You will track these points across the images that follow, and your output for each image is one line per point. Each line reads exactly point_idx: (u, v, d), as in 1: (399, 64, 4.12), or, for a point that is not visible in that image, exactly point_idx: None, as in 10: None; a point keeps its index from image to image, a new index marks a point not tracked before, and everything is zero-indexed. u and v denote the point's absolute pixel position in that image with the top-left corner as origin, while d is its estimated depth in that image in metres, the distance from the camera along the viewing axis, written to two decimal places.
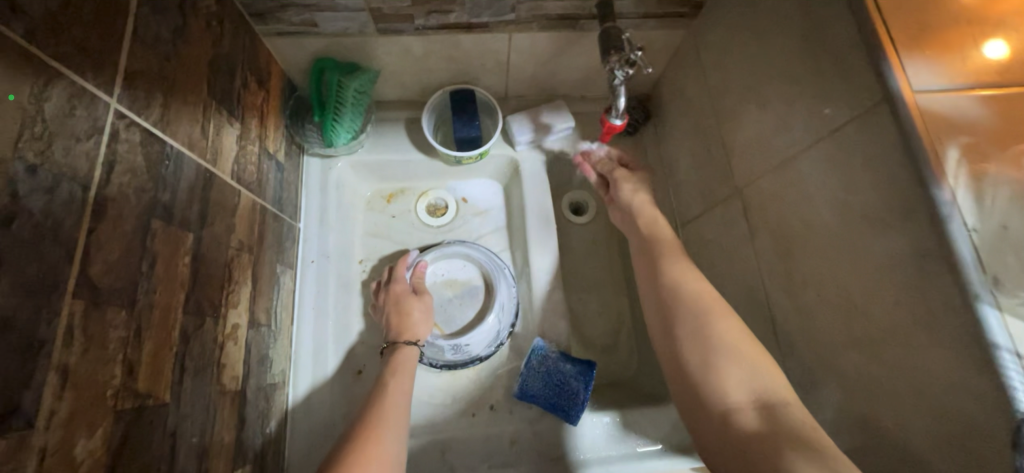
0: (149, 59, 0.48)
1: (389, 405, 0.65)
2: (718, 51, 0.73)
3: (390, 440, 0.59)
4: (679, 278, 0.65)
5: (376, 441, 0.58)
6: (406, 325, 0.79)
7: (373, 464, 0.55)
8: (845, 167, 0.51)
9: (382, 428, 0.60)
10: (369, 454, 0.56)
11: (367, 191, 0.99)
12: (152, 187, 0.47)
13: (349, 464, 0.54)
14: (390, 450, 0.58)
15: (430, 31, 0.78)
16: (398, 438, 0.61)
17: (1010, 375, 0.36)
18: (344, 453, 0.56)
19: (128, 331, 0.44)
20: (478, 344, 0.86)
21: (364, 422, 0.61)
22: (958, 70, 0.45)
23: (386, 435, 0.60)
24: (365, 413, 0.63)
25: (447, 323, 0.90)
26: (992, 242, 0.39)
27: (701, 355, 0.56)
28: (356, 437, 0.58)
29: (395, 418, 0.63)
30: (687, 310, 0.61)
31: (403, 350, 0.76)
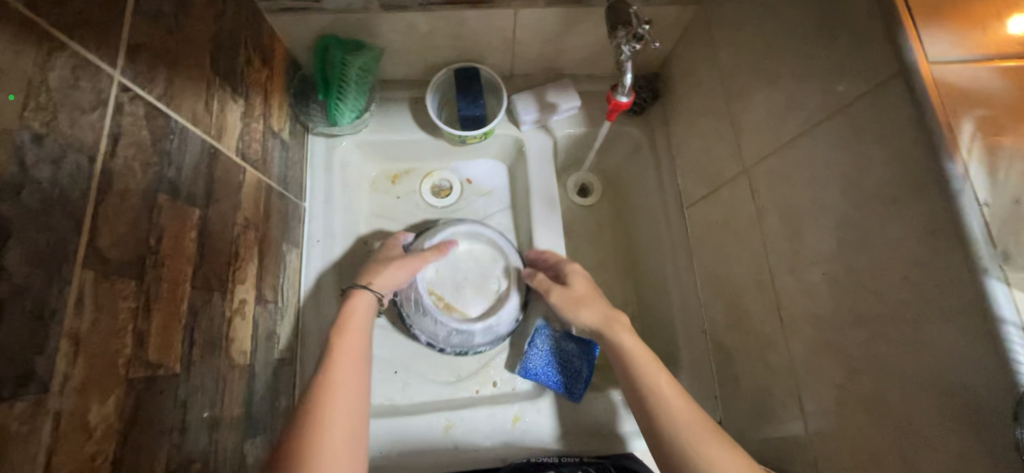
0: (151, 32, 0.48)
1: (339, 375, 0.59)
2: (730, 26, 0.71)
3: (342, 421, 0.55)
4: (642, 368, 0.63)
5: (328, 423, 0.54)
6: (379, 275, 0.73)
7: (328, 450, 0.53)
8: (857, 142, 0.49)
9: (333, 408, 0.55)
10: (323, 439, 0.53)
11: (373, 171, 0.99)
12: (157, 161, 0.48)
13: (302, 454, 0.52)
14: (345, 434, 0.55)
15: (435, 7, 0.77)
16: (354, 416, 0.56)
17: (1016, 349, 0.36)
18: (296, 440, 0.53)
19: (138, 303, 0.44)
20: (506, 321, 0.83)
21: (313, 396, 0.56)
22: (978, 41, 0.43)
23: (338, 416, 0.55)
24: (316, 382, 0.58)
25: (466, 306, 0.85)
26: (1004, 217, 0.38)
27: (642, 408, 0.61)
28: (307, 417, 0.54)
29: (347, 391, 0.58)
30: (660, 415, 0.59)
31: (353, 305, 0.67)
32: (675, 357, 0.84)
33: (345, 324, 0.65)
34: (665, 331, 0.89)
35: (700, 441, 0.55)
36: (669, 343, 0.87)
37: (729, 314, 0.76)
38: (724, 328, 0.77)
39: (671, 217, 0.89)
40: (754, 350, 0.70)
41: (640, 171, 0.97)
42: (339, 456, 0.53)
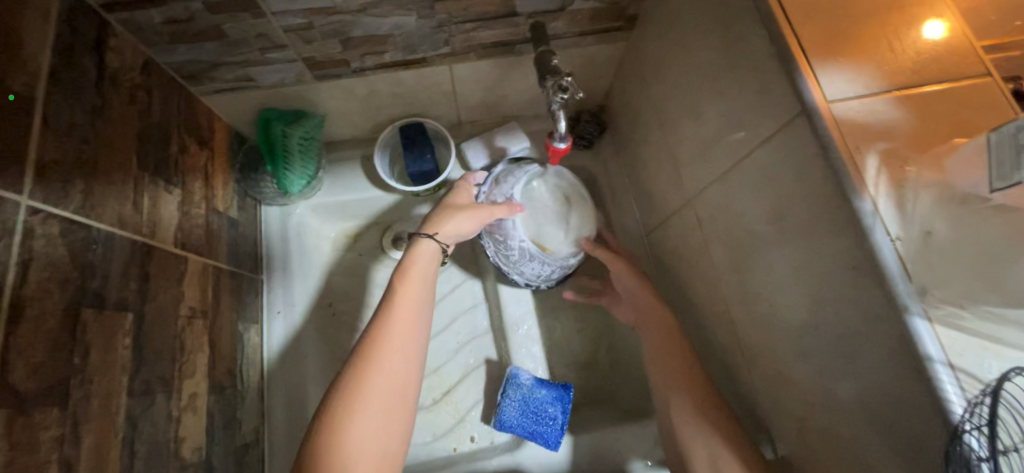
0: (64, 147, 0.48)
1: (391, 323, 0.65)
2: (656, 62, 0.72)
3: (392, 364, 0.62)
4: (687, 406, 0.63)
5: (378, 366, 0.61)
6: (444, 222, 0.76)
7: (374, 394, 0.59)
8: (777, 179, 0.50)
9: (382, 353, 0.62)
10: (370, 384, 0.59)
11: (332, 231, 0.97)
12: (79, 277, 0.47)
13: (351, 395, 0.58)
14: (391, 376, 0.61)
15: (369, 72, 0.77)
16: (399, 359, 0.62)
17: (946, 388, 0.36)
18: (345, 383, 0.60)
19: (63, 429, 0.43)
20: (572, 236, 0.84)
21: (367, 342, 0.63)
22: (873, 74, 0.44)
23: (388, 361, 0.62)
24: (371, 328, 0.65)
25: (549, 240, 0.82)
26: (914, 251, 0.39)
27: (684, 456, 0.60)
28: (359, 361, 0.61)
29: (399, 336, 0.64)
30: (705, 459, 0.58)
31: (413, 258, 0.73)
32: (650, 389, 0.83)
33: (417, 277, 0.71)
34: (639, 362, 0.87)
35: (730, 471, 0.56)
36: (643, 375, 0.85)
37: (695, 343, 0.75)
38: None
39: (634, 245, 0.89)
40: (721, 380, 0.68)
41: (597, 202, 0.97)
42: (384, 398, 0.59)
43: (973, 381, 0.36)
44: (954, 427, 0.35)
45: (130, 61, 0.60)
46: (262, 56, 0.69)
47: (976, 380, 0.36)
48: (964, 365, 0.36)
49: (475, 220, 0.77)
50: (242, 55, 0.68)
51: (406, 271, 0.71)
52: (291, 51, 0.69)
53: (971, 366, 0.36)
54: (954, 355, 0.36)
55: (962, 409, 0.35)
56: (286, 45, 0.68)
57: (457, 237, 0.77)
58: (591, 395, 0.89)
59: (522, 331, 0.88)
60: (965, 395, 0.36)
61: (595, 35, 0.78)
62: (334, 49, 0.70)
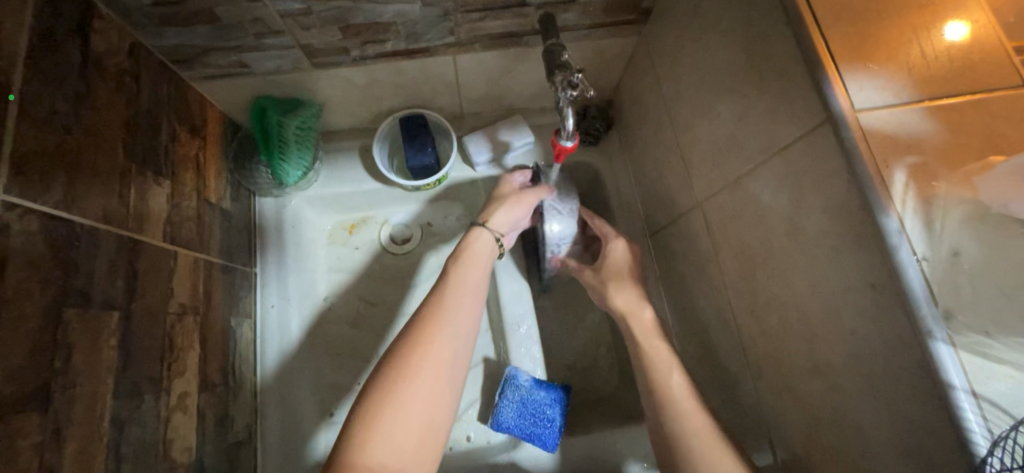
0: (43, 137, 0.45)
1: (449, 297, 0.62)
2: (670, 60, 0.69)
3: (447, 336, 0.58)
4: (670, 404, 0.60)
5: (434, 337, 0.57)
6: (494, 211, 0.74)
7: (426, 364, 0.55)
8: (796, 189, 0.48)
9: (439, 323, 0.59)
10: (423, 354, 0.55)
11: (328, 223, 0.95)
12: (60, 276, 0.45)
13: (403, 363, 0.54)
14: (444, 347, 0.57)
15: (369, 61, 0.74)
16: (455, 333, 0.59)
17: (967, 418, 0.35)
18: (398, 351, 0.56)
19: (44, 436, 0.42)
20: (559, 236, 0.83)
21: (423, 315, 0.60)
22: (904, 83, 0.42)
23: (442, 333, 0.58)
24: (430, 303, 0.62)
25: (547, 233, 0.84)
26: (941, 272, 0.37)
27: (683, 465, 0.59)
28: (414, 331, 0.58)
29: (456, 310, 0.61)
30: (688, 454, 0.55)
31: (472, 244, 0.71)
32: None
33: (474, 260, 0.69)
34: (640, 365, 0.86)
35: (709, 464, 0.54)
36: None
37: (697, 349, 0.73)
38: (694, 361, 0.74)
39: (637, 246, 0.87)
40: (723, 389, 0.67)
41: (601, 201, 0.94)
42: (437, 369, 0.55)
43: (997, 411, 0.34)
44: (977, 462, 0.34)
45: (116, 44, 0.57)
46: (257, 42, 0.66)
47: (1003, 412, 0.34)
48: (988, 394, 0.35)
49: (523, 205, 0.75)
50: (235, 40, 0.65)
51: (467, 253, 0.69)
52: (288, 37, 0.66)
53: (996, 395, 0.35)
54: (978, 382, 0.35)
55: (986, 442, 0.34)
56: (283, 31, 0.64)
57: (508, 227, 0.75)
58: (590, 396, 0.87)
59: (522, 331, 0.85)
60: (987, 426, 0.34)
61: (606, 28, 0.74)
62: (333, 36, 0.67)
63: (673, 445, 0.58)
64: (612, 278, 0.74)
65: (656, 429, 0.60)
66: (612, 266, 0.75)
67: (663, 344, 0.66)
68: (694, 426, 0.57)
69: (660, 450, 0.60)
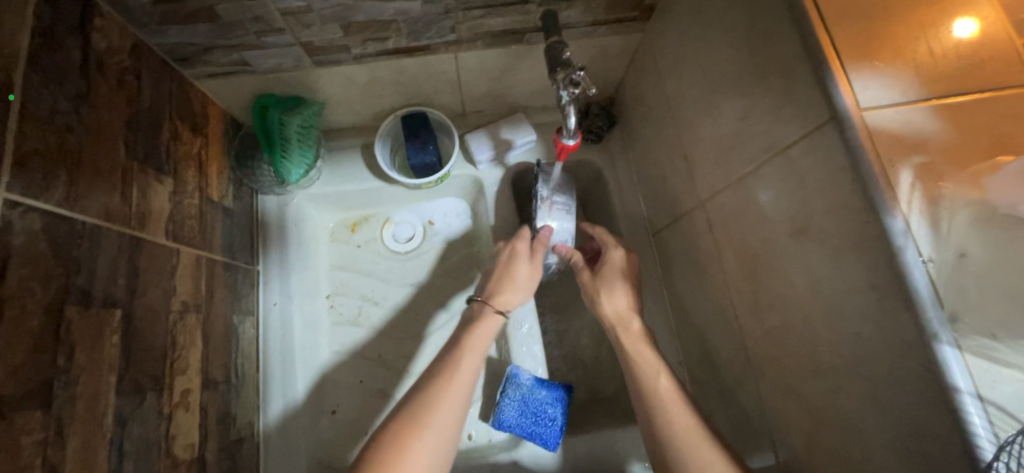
0: (44, 136, 0.45)
1: (456, 360, 0.65)
2: (673, 57, 0.69)
3: (454, 405, 0.61)
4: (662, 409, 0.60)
5: (442, 402, 0.60)
6: (501, 292, 0.74)
7: (433, 427, 0.58)
8: (799, 188, 0.48)
9: (445, 391, 0.62)
10: (432, 419, 0.59)
11: (330, 221, 0.95)
12: (62, 274, 0.45)
13: (413, 423, 0.58)
14: (450, 415, 0.60)
15: (370, 58, 0.74)
16: (460, 403, 0.62)
17: (972, 421, 0.34)
18: (407, 410, 0.59)
19: (47, 432, 0.42)
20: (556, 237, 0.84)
21: (432, 378, 0.63)
22: (911, 81, 0.41)
23: (448, 397, 0.61)
24: (438, 366, 0.65)
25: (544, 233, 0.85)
26: (947, 273, 0.37)
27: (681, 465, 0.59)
28: (425, 394, 0.61)
29: (463, 376, 0.64)
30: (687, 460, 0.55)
31: (478, 327, 0.70)
32: None
33: (482, 330, 0.70)
34: None
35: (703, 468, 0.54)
36: None
37: (698, 349, 0.73)
38: (697, 361, 0.74)
39: (639, 246, 0.86)
40: (725, 389, 0.67)
41: (603, 199, 0.94)
42: (442, 435, 0.59)
43: (1003, 415, 0.34)
44: (981, 467, 0.34)
45: (118, 42, 0.57)
46: (258, 39, 0.66)
47: (1010, 416, 0.34)
48: (994, 398, 0.34)
49: (527, 291, 0.75)
50: (236, 38, 0.65)
51: (469, 340, 0.68)
52: (289, 35, 0.66)
53: (1003, 399, 0.34)
54: (984, 386, 0.35)
55: (991, 446, 0.34)
56: (284, 29, 0.64)
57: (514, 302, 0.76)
58: (591, 396, 0.87)
59: (523, 330, 0.85)
60: (992, 430, 0.34)
61: (609, 25, 0.74)
62: (334, 34, 0.67)
63: (662, 441, 0.58)
64: (608, 279, 0.74)
65: (645, 424, 0.61)
66: (609, 270, 0.75)
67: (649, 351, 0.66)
68: (690, 432, 0.57)
69: (650, 450, 0.60)
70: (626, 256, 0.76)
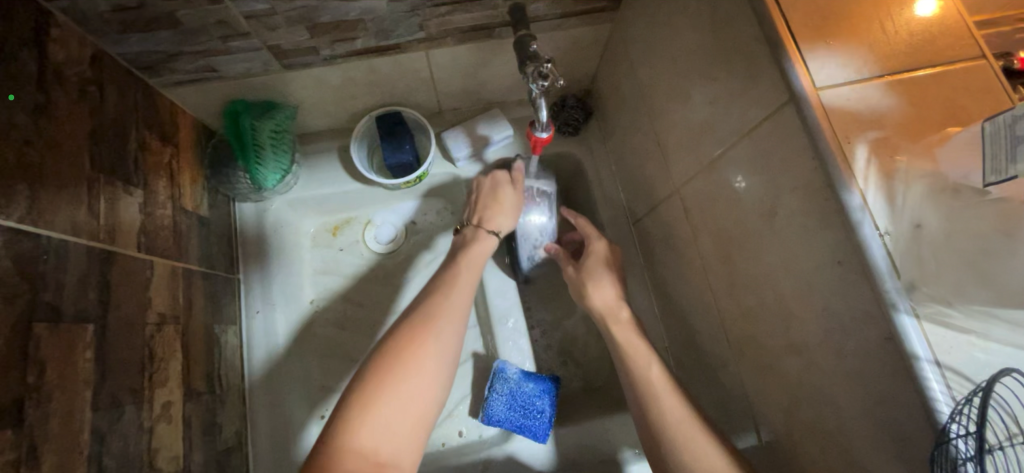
0: (1, 150, 0.44)
1: (443, 297, 0.62)
2: (642, 46, 0.69)
3: (441, 339, 0.57)
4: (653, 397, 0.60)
5: (428, 337, 0.56)
6: (492, 213, 0.75)
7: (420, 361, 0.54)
8: (764, 169, 0.48)
9: (434, 323, 0.58)
10: (419, 353, 0.55)
11: (312, 226, 0.93)
12: (27, 291, 0.44)
13: (397, 359, 0.54)
14: (438, 353, 0.56)
15: (340, 59, 0.73)
16: (448, 335, 0.58)
17: (931, 387, 0.35)
18: (389, 348, 0.55)
19: (19, 452, 0.42)
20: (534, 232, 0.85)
21: (415, 316, 0.59)
22: (865, 59, 0.42)
23: (436, 329, 0.57)
24: (422, 305, 0.61)
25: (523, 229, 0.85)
26: (904, 245, 0.38)
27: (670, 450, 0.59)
28: (407, 333, 0.56)
29: (451, 310, 0.60)
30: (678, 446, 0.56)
31: (473, 250, 0.71)
32: None
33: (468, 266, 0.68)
34: None
35: (694, 451, 0.55)
36: None
37: (682, 334, 0.74)
38: (681, 346, 0.75)
39: (621, 235, 0.86)
40: (709, 372, 0.67)
41: (585, 190, 0.94)
42: (430, 366, 0.55)
43: (960, 379, 0.35)
44: (940, 430, 0.35)
45: (77, 53, 0.56)
46: (223, 45, 0.65)
47: (965, 379, 0.35)
48: (951, 362, 0.35)
49: (514, 212, 0.77)
50: (201, 45, 0.64)
51: (467, 258, 0.69)
52: (255, 39, 0.65)
53: (959, 363, 0.35)
54: (942, 352, 0.36)
55: (949, 409, 0.35)
56: (249, 33, 0.64)
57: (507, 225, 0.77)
58: (581, 386, 0.88)
59: (509, 325, 0.86)
60: (950, 394, 0.35)
61: (578, 16, 0.74)
62: (301, 36, 0.66)
63: (655, 427, 0.59)
64: (592, 270, 0.74)
65: (638, 414, 0.62)
66: (593, 262, 0.75)
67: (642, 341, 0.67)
68: (682, 418, 0.58)
69: (643, 437, 0.61)
70: (609, 249, 0.77)
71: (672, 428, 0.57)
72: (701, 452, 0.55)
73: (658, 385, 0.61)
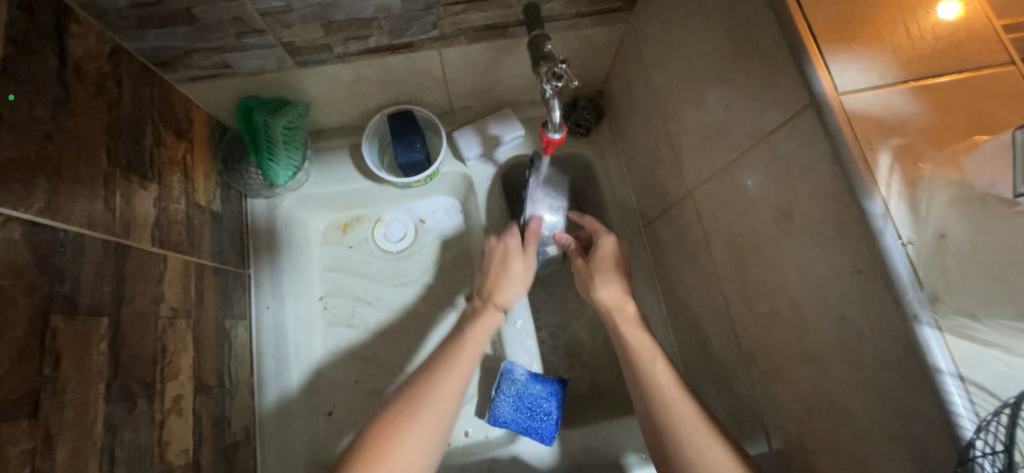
0: (22, 144, 0.45)
1: (441, 366, 0.61)
2: (657, 47, 0.68)
3: (434, 428, 0.56)
4: (657, 396, 0.60)
5: (420, 417, 0.56)
6: (499, 286, 0.71)
7: (407, 445, 0.54)
8: (781, 174, 0.48)
9: (428, 405, 0.57)
10: (407, 439, 0.54)
11: (321, 223, 0.94)
12: (45, 283, 0.45)
13: (387, 439, 0.54)
14: (445, 405, 0.58)
15: (353, 57, 0.74)
16: (458, 384, 0.60)
17: (954, 401, 0.34)
18: (382, 425, 0.55)
19: (35, 442, 0.42)
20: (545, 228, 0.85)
21: (409, 393, 0.58)
22: (889, 64, 0.41)
23: (429, 420, 0.56)
24: (416, 382, 0.60)
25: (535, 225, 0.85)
26: (927, 254, 0.37)
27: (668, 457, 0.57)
28: (399, 411, 0.56)
29: (448, 381, 0.60)
30: (683, 445, 0.55)
31: (480, 323, 0.68)
32: None
33: (472, 343, 0.65)
34: None
35: (699, 452, 0.54)
36: None
37: (692, 339, 0.73)
38: (691, 350, 0.74)
39: (631, 237, 0.86)
40: (719, 378, 0.67)
41: (594, 192, 0.94)
42: (419, 450, 0.54)
43: (985, 395, 0.34)
44: (963, 446, 0.34)
45: (96, 49, 0.56)
46: (238, 41, 0.65)
47: (991, 395, 0.34)
48: (975, 377, 0.35)
49: (524, 282, 0.73)
50: (217, 41, 0.64)
51: (468, 336, 0.65)
52: (270, 36, 0.65)
53: (984, 378, 0.35)
54: (965, 366, 0.35)
55: (973, 425, 0.34)
56: (264, 30, 0.64)
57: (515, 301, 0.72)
58: (587, 388, 0.88)
59: (517, 326, 0.85)
60: (974, 410, 0.34)
61: (593, 16, 0.73)
62: (315, 33, 0.67)
63: (661, 429, 0.58)
64: (599, 268, 0.73)
65: (645, 418, 0.61)
66: (602, 257, 0.75)
67: (641, 338, 0.66)
68: (688, 417, 0.57)
69: (652, 441, 0.59)
70: (616, 242, 0.76)
71: (677, 428, 0.56)
72: (707, 453, 0.54)
73: (663, 384, 0.60)
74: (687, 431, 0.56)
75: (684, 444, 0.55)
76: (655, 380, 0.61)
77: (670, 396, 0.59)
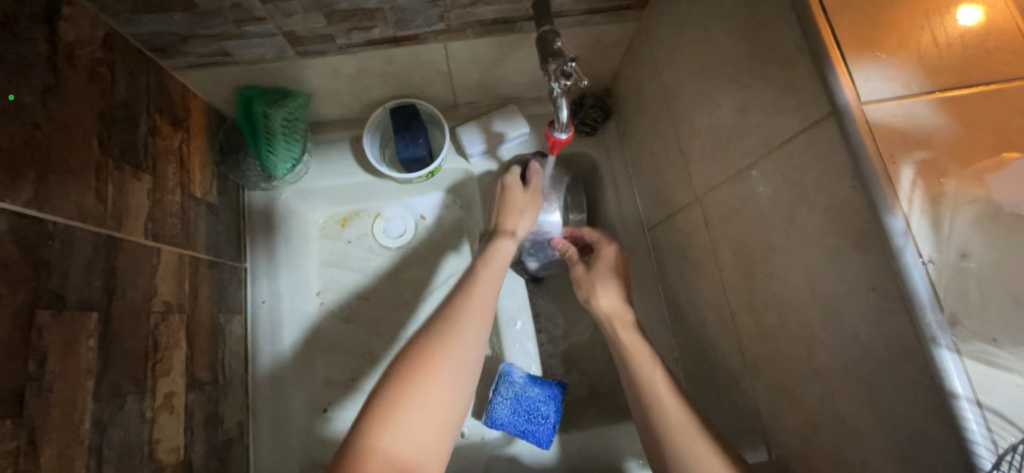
0: (9, 131, 0.43)
1: (462, 306, 0.59)
2: (669, 47, 0.67)
3: (465, 352, 0.54)
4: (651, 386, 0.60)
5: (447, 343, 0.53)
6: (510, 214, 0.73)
7: (436, 379, 0.50)
8: (797, 184, 0.46)
9: (451, 336, 0.54)
10: (434, 373, 0.51)
11: (320, 217, 0.92)
12: (31, 278, 0.43)
13: (417, 364, 0.51)
14: (468, 340, 0.55)
15: (357, 49, 0.72)
16: (478, 323, 0.57)
17: (971, 428, 0.33)
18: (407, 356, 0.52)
19: (19, 441, 0.41)
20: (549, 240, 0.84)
21: (435, 324, 0.56)
22: (915, 73, 0.40)
23: (451, 357, 0.53)
24: (438, 320, 0.57)
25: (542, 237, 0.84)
26: (948, 276, 0.35)
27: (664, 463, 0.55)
28: (431, 334, 0.54)
29: (470, 318, 0.57)
30: (670, 436, 0.56)
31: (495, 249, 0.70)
32: None
33: (483, 289, 0.62)
34: None
35: (689, 445, 0.54)
36: None
37: (694, 346, 0.72)
38: (692, 357, 0.73)
39: (634, 241, 0.84)
40: (720, 387, 0.66)
41: (598, 193, 0.92)
42: (447, 379, 0.51)
43: (1003, 422, 0.33)
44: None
45: (89, 33, 0.54)
46: (238, 29, 0.63)
47: (1009, 423, 0.33)
48: (993, 404, 0.33)
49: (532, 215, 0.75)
50: (216, 28, 0.62)
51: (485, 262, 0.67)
52: (271, 25, 0.63)
53: (1001, 405, 0.33)
54: (983, 392, 0.34)
55: (991, 455, 0.33)
56: (264, 18, 0.62)
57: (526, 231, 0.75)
58: (585, 392, 0.86)
59: (517, 327, 0.85)
60: (992, 439, 0.33)
61: (605, 12, 0.71)
62: (318, 23, 0.65)
63: (655, 431, 0.57)
64: (598, 274, 0.73)
65: (640, 418, 0.60)
66: (602, 262, 0.74)
67: (634, 332, 0.67)
68: (676, 409, 0.58)
69: (646, 441, 0.59)
70: (619, 252, 0.75)
71: (666, 420, 0.57)
72: (695, 444, 0.54)
73: (655, 378, 0.61)
74: (675, 420, 0.56)
75: (673, 433, 0.56)
76: (648, 364, 0.62)
77: (662, 384, 0.60)
